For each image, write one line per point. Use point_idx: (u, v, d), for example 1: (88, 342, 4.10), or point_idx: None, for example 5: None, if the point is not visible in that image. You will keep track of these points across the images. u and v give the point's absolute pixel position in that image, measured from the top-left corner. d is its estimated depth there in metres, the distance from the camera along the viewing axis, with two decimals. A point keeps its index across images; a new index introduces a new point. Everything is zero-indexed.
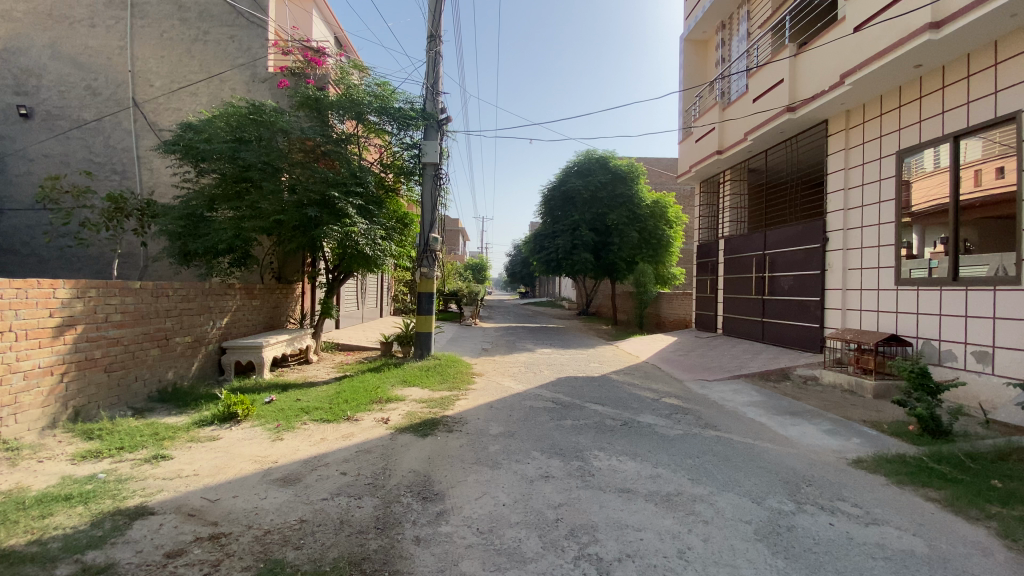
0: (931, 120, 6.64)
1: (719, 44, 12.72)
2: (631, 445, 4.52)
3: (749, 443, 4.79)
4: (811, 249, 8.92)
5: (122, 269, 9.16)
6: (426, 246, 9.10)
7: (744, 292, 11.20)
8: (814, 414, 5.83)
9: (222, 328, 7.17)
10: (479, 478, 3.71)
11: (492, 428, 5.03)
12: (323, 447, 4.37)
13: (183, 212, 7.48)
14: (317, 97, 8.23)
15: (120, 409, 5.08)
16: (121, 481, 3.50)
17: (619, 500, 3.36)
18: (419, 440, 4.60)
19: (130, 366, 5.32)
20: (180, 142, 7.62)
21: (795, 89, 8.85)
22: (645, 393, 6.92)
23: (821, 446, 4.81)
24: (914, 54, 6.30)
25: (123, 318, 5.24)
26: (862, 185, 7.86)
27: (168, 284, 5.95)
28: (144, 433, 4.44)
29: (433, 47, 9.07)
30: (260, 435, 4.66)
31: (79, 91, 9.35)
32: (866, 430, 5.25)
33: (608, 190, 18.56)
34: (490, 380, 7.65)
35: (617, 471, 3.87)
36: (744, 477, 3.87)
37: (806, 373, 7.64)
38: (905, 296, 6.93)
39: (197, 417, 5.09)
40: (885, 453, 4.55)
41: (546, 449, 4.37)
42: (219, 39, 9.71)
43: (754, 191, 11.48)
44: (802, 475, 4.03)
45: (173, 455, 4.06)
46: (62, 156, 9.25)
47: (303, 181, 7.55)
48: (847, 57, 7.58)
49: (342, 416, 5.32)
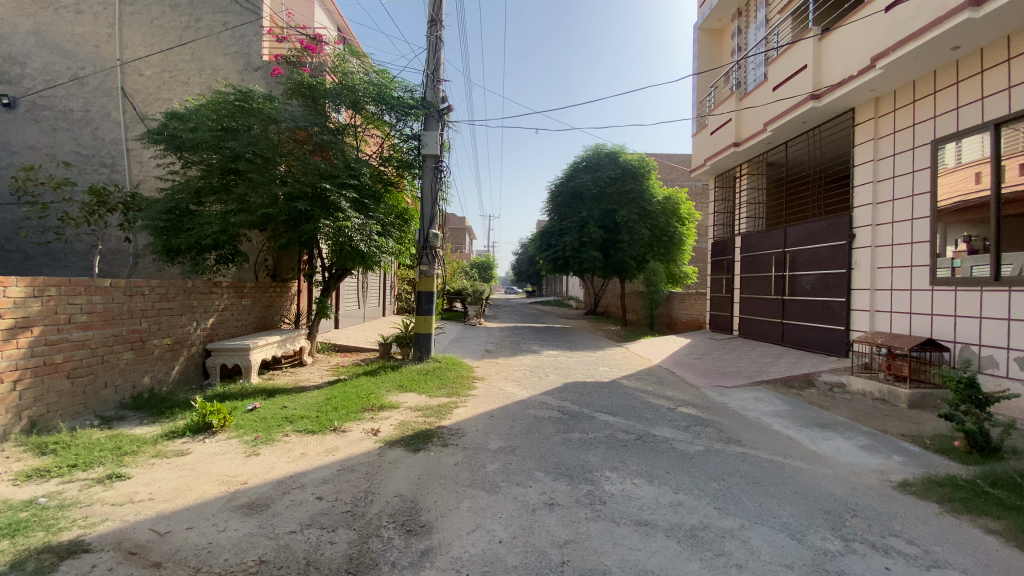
0: (970, 106, 6.04)
1: (734, 32, 12.16)
2: (646, 465, 4.01)
3: (779, 462, 4.26)
4: (836, 246, 8.33)
5: (111, 267, 8.80)
6: (425, 242, 8.60)
7: (763, 291, 10.61)
8: (847, 427, 5.28)
9: (207, 329, 6.77)
10: (473, 505, 3.23)
11: (492, 442, 4.54)
12: (300, 465, 3.90)
13: (167, 205, 7.05)
14: (311, 85, 7.81)
15: (86, 419, 4.70)
16: (63, 507, 3.12)
17: (636, 535, 2.88)
18: (408, 457, 4.12)
19: (98, 372, 4.94)
20: (164, 132, 7.19)
21: (820, 75, 8.23)
22: (659, 401, 6.39)
23: (860, 465, 4.26)
24: (953, 34, 5.71)
25: (90, 319, 4.87)
26: (892, 178, 7.26)
27: (144, 283, 5.57)
28: (104, 448, 4.06)
29: (432, 33, 8.60)
30: (235, 449, 4.23)
31: (65, 80, 9.02)
32: (907, 446, 4.68)
33: (618, 185, 18.01)
34: (492, 385, 7.15)
35: (631, 498, 3.37)
36: (778, 505, 3.35)
37: (832, 380, 7.05)
38: (941, 297, 6.36)
39: (168, 428, 4.69)
40: (934, 474, 3.97)
41: (551, 469, 3.88)
42: (210, 26, 9.34)
43: (772, 185, 10.86)
44: (843, 502, 3.48)
45: (130, 475, 3.68)
46: (48, 147, 8.93)
47: (294, 173, 7.09)
48: (877, 39, 6.99)
49: (328, 427, 4.85)
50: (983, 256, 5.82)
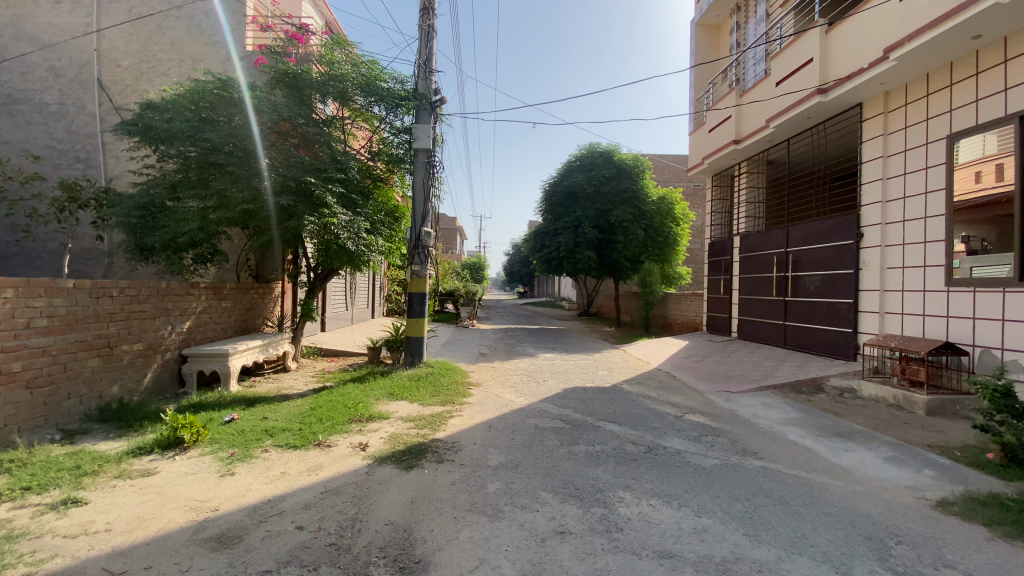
0: (991, 98, 5.80)
1: (733, 28, 11.92)
2: (661, 483, 3.67)
3: (803, 478, 3.93)
4: (843, 246, 8.07)
5: (86, 267, 8.29)
6: (417, 241, 8.20)
7: (764, 292, 10.36)
8: (867, 437, 4.97)
9: (183, 334, 6.32)
10: (475, 536, 2.85)
11: (491, 457, 4.16)
12: (281, 487, 3.50)
13: (140, 201, 6.54)
14: (295, 74, 7.41)
15: (46, 433, 4.26)
16: (10, 539, 2.72)
17: (662, 572, 2.52)
18: (400, 476, 3.73)
19: (60, 381, 4.49)
20: (138, 122, 6.69)
21: (827, 69, 7.98)
22: (665, 408, 6.06)
23: (890, 480, 3.94)
24: (978, 21, 5.43)
25: (51, 323, 4.41)
26: (904, 174, 7.01)
27: (112, 284, 5.12)
28: (63, 468, 3.63)
29: (425, 21, 8.23)
30: (208, 469, 3.81)
31: (41, 72, 8.48)
32: (935, 458, 4.38)
33: (613, 184, 17.66)
34: (487, 392, 6.77)
35: (650, 524, 3.02)
36: (814, 530, 3.03)
37: (841, 385, 6.79)
38: (959, 298, 6.10)
39: (136, 444, 4.24)
40: (973, 491, 3.66)
41: (558, 489, 3.51)
42: (192, 14, 8.92)
43: (772, 184, 10.62)
44: (884, 526, 3.15)
45: (89, 499, 3.26)
46: (21, 141, 8.39)
47: (278, 166, 6.67)
48: (890, 30, 6.73)
49: (312, 441, 4.44)
50: (986, 255, 5.86)
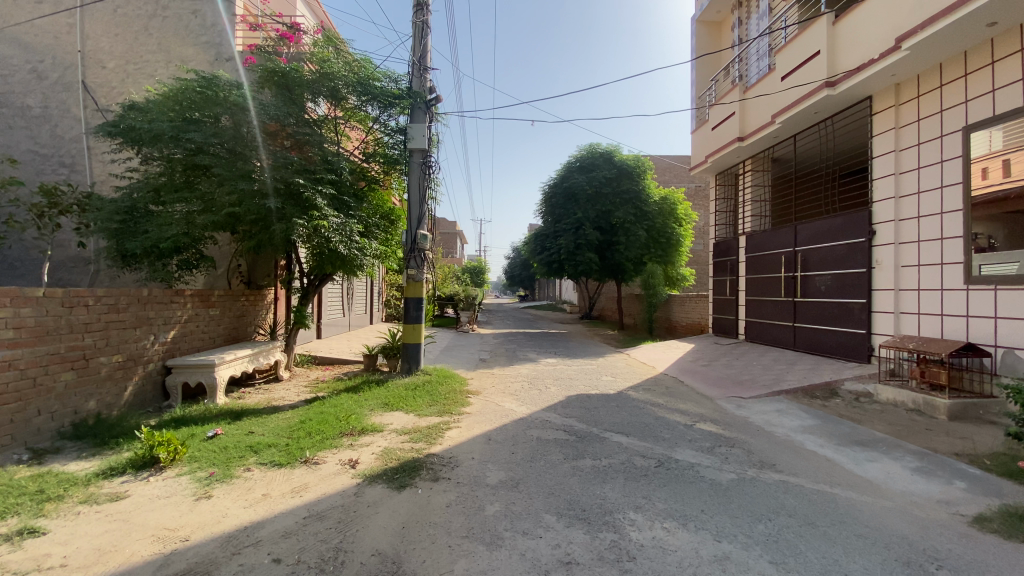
0: (1008, 88, 5.52)
1: (735, 23, 11.69)
2: (676, 502, 3.38)
3: (827, 494, 3.62)
4: (854, 244, 7.78)
5: (70, 275, 8.03)
6: (414, 244, 7.92)
7: (772, 293, 10.06)
8: (891, 445, 4.67)
9: (167, 343, 6.04)
10: (471, 568, 2.56)
11: (490, 474, 3.87)
12: (259, 512, 3.21)
13: (122, 206, 6.27)
14: (285, 72, 7.12)
15: (12, 454, 3.98)
16: None
17: None
18: (391, 497, 3.43)
19: (30, 397, 4.22)
20: (120, 124, 6.43)
21: (835, 61, 7.70)
22: (674, 416, 5.76)
23: (921, 494, 3.64)
24: (994, 7, 5.17)
25: (18, 336, 4.13)
26: (917, 169, 6.74)
27: (89, 293, 4.85)
28: (24, 493, 3.34)
29: (419, 17, 8.00)
30: (183, 491, 3.53)
31: (23, 74, 8.24)
32: (967, 468, 4.07)
33: (613, 185, 17.38)
34: (487, 400, 6.47)
35: (666, 552, 2.72)
36: (846, 556, 2.73)
37: (857, 390, 6.48)
38: (980, 297, 5.81)
39: (108, 464, 3.96)
40: (1014, 506, 3.36)
41: (563, 511, 3.21)
42: (179, 14, 8.73)
43: (778, 182, 10.33)
44: (922, 548, 2.85)
45: (47, 529, 2.97)
46: (3, 146, 8.14)
47: (265, 167, 6.41)
48: (900, 18, 6.46)
49: (298, 458, 4.15)
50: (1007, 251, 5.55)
